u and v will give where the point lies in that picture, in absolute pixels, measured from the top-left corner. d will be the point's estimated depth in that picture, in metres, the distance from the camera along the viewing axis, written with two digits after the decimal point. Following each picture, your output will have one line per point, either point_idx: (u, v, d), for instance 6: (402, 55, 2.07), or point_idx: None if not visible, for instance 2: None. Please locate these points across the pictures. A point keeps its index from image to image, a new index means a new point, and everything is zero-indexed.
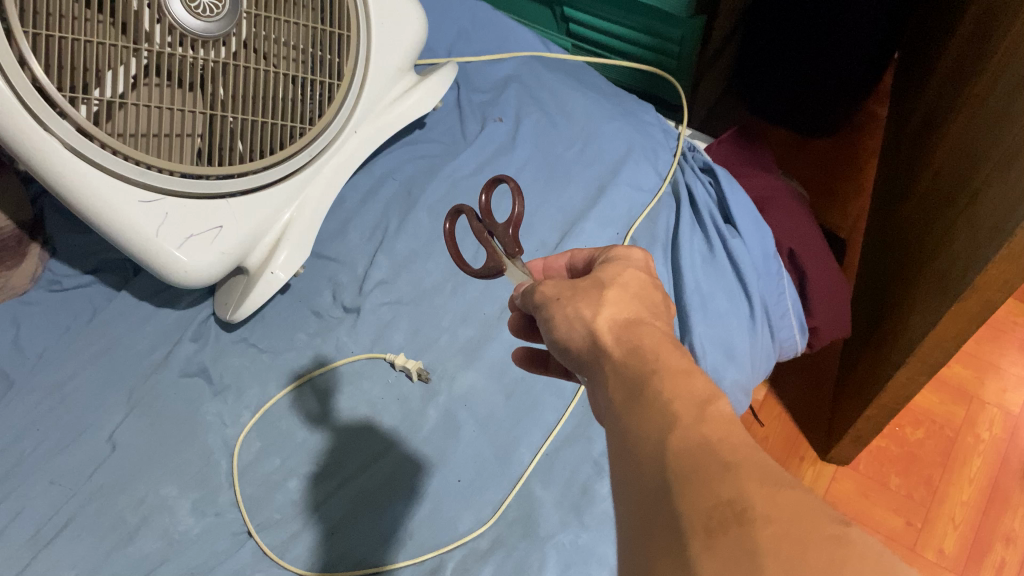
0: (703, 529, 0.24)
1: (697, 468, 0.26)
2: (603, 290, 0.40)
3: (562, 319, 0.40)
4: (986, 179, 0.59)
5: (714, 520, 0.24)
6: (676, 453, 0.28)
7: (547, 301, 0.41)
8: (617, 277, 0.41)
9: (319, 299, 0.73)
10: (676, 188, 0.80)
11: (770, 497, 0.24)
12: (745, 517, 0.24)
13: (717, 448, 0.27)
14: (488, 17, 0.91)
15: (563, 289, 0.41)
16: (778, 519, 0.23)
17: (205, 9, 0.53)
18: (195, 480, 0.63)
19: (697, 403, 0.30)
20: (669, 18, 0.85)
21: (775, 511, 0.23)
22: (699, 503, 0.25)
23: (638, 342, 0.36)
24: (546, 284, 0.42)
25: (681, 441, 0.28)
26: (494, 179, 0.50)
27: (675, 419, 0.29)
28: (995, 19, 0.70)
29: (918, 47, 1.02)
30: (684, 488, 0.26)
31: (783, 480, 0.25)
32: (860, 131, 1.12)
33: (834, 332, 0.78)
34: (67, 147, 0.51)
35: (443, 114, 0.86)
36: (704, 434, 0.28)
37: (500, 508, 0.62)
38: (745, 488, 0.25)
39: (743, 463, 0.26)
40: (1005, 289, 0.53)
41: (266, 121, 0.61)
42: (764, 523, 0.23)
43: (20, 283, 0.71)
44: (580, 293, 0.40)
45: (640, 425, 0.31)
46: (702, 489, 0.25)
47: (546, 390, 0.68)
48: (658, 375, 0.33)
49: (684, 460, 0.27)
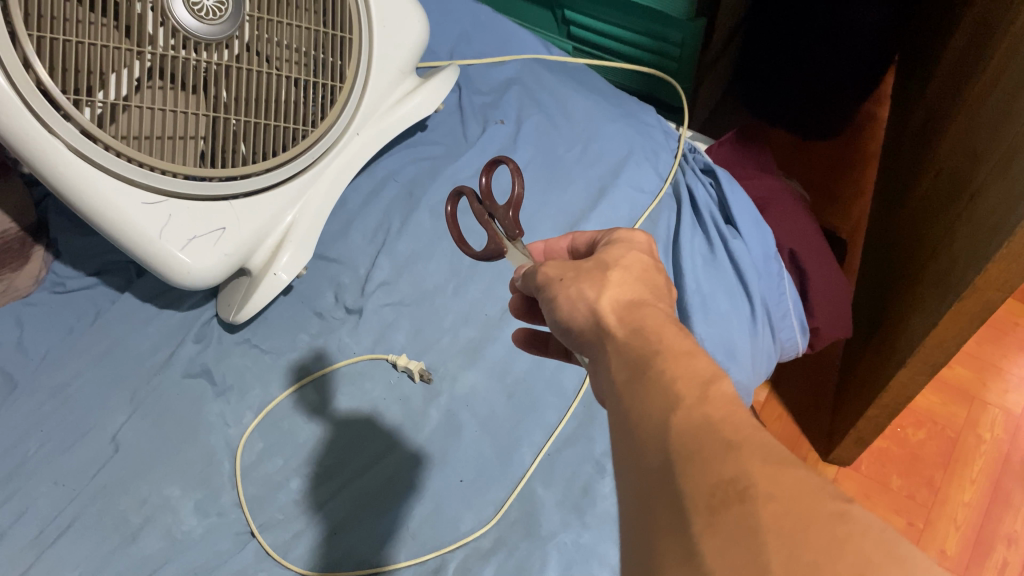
0: (705, 507, 0.24)
1: (699, 447, 0.27)
2: (606, 272, 0.40)
3: (564, 299, 0.40)
4: (987, 178, 0.59)
5: (715, 498, 0.24)
6: (677, 433, 0.28)
7: (549, 281, 0.41)
8: (620, 257, 0.41)
9: (321, 300, 0.74)
10: (677, 189, 0.80)
11: (772, 475, 0.24)
12: (747, 494, 0.24)
13: (719, 428, 0.27)
14: (489, 20, 0.91)
15: (566, 270, 0.41)
16: (778, 497, 0.23)
17: (208, 12, 0.53)
18: (198, 480, 0.63)
19: (698, 383, 0.30)
20: (669, 20, 0.86)
21: (776, 489, 0.24)
22: (700, 481, 0.25)
23: (641, 323, 0.36)
24: (549, 264, 0.42)
25: (683, 421, 0.28)
26: (494, 161, 0.50)
27: (677, 399, 0.30)
28: (995, 19, 0.70)
29: (918, 49, 1.02)
30: (685, 466, 0.26)
31: (784, 458, 0.25)
32: (860, 133, 1.12)
33: (835, 332, 0.78)
34: (70, 150, 0.52)
35: (445, 116, 0.86)
36: (706, 414, 0.28)
37: (502, 508, 0.63)
38: (745, 466, 0.25)
39: (744, 442, 0.26)
40: (1005, 289, 0.53)
41: (268, 123, 0.61)
42: (766, 501, 0.23)
43: (25, 286, 0.72)
44: (582, 274, 0.40)
45: (643, 404, 0.31)
46: (704, 466, 0.26)
47: (548, 391, 0.69)
48: (661, 355, 0.33)
49: (687, 440, 0.27)
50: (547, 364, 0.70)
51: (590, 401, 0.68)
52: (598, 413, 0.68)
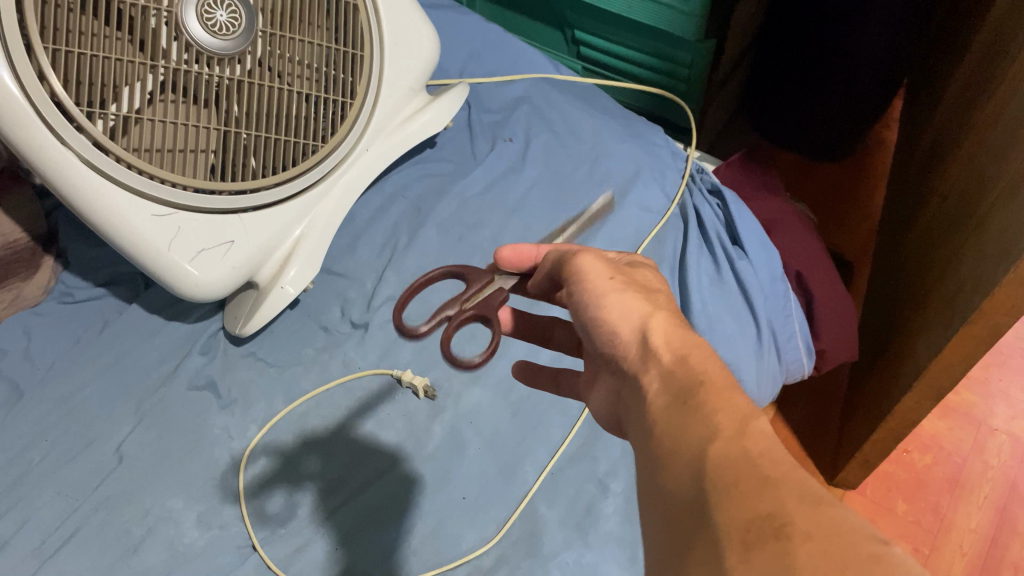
0: (741, 542, 0.25)
1: (736, 482, 0.28)
2: (657, 294, 0.42)
3: (617, 298, 0.41)
4: (993, 204, 0.59)
5: (751, 533, 0.25)
6: (714, 463, 0.29)
7: (595, 276, 0.42)
8: (661, 285, 0.44)
9: (328, 314, 0.74)
10: (684, 210, 0.80)
11: (811, 515, 0.25)
12: (783, 532, 0.25)
13: (757, 463, 0.28)
14: (500, 40, 0.92)
15: (613, 273, 0.43)
16: (815, 537, 0.24)
17: (222, 27, 0.54)
18: (201, 492, 0.63)
19: (738, 417, 0.32)
20: (679, 42, 0.86)
21: (814, 529, 0.24)
22: (737, 515, 0.26)
23: (686, 353, 0.37)
24: (585, 256, 0.44)
25: (720, 453, 0.30)
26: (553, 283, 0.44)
27: (716, 431, 0.31)
28: (1003, 46, 0.71)
29: (927, 72, 1.03)
30: (721, 500, 0.28)
31: (821, 497, 0.26)
32: (868, 156, 1.13)
33: (841, 356, 0.78)
34: (82, 160, 0.52)
35: (454, 133, 0.87)
36: (745, 447, 0.30)
37: (504, 526, 0.62)
38: (783, 503, 0.26)
39: (781, 480, 0.27)
40: (1012, 313, 0.53)
41: (279, 138, 0.62)
42: (802, 539, 0.24)
43: (33, 295, 0.73)
44: (632, 284, 0.42)
45: (681, 433, 0.32)
46: (741, 502, 0.27)
47: (552, 409, 0.69)
48: (704, 388, 0.34)
49: (722, 472, 0.29)
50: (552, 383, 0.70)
51: (594, 421, 0.68)
52: (603, 432, 0.68)
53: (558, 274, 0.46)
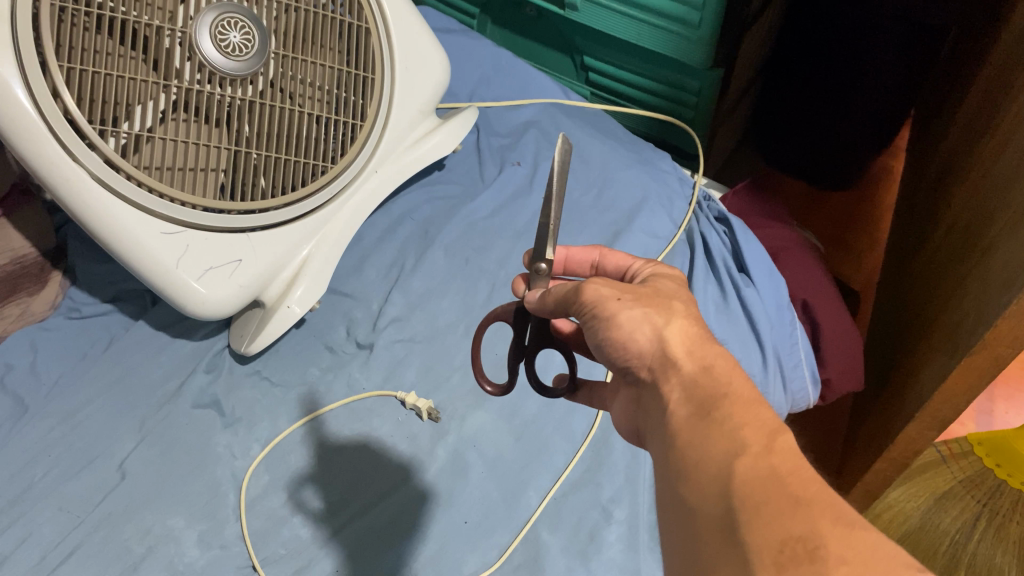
0: (774, 564, 0.25)
1: (766, 500, 0.28)
2: (670, 301, 0.42)
3: (627, 319, 0.40)
4: (999, 235, 0.59)
5: (784, 554, 0.25)
6: (742, 480, 0.29)
7: (602, 299, 0.41)
8: (678, 291, 0.45)
9: (332, 335, 0.74)
10: (690, 236, 0.81)
11: (844, 539, 0.25)
12: (817, 555, 0.25)
13: (786, 481, 0.28)
14: (510, 64, 0.93)
15: (620, 292, 0.42)
16: (851, 561, 0.24)
17: (235, 49, 0.54)
18: (203, 511, 0.63)
19: (764, 432, 0.32)
20: (688, 69, 0.87)
21: (850, 554, 0.24)
22: (769, 535, 0.26)
23: (710, 363, 0.37)
24: (593, 283, 0.42)
25: (747, 470, 0.30)
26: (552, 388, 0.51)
27: (744, 446, 0.31)
28: (1011, 79, 0.71)
29: (935, 102, 1.03)
30: (751, 517, 0.27)
31: (854, 520, 0.26)
32: (876, 184, 1.12)
33: (847, 386, 0.75)
34: (93, 177, 0.52)
35: (464, 156, 0.87)
36: (772, 465, 0.29)
37: (506, 552, 0.62)
38: (817, 525, 0.26)
39: (812, 500, 0.27)
40: (1017, 345, 0.53)
41: (290, 159, 0.62)
42: (838, 564, 0.24)
43: (40, 311, 0.74)
44: (642, 300, 0.41)
45: (706, 448, 0.32)
46: (773, 522, 0.27)
47: (556, 434, 0.68)
48: (728, 400, 0.34)
49: (751, 491, 0.29)
50: (557, 408, 0.70)
51: (597, 447, 0.68)
52: (607, 459, 0.67)
53: (563, 296, 0.45)
